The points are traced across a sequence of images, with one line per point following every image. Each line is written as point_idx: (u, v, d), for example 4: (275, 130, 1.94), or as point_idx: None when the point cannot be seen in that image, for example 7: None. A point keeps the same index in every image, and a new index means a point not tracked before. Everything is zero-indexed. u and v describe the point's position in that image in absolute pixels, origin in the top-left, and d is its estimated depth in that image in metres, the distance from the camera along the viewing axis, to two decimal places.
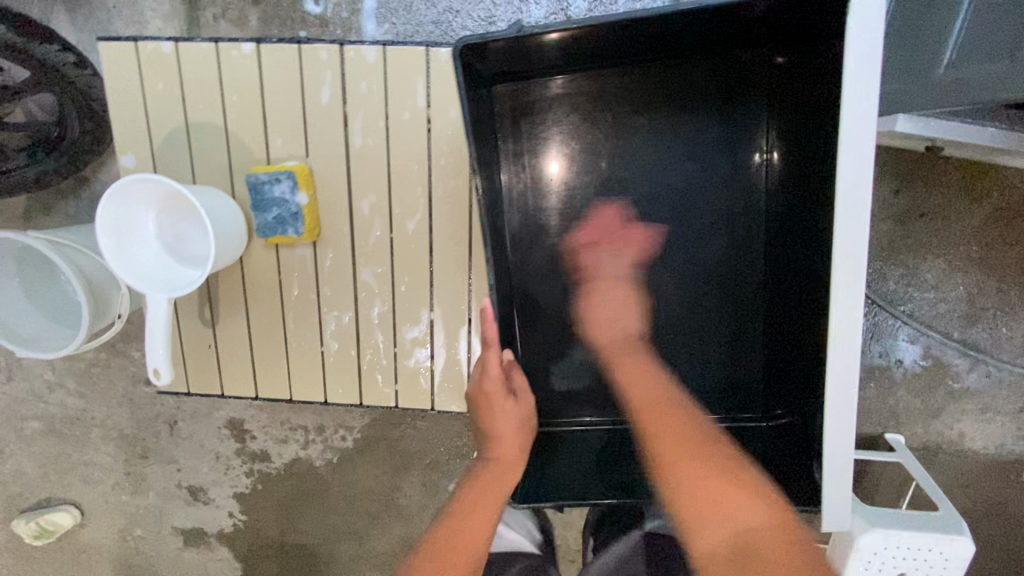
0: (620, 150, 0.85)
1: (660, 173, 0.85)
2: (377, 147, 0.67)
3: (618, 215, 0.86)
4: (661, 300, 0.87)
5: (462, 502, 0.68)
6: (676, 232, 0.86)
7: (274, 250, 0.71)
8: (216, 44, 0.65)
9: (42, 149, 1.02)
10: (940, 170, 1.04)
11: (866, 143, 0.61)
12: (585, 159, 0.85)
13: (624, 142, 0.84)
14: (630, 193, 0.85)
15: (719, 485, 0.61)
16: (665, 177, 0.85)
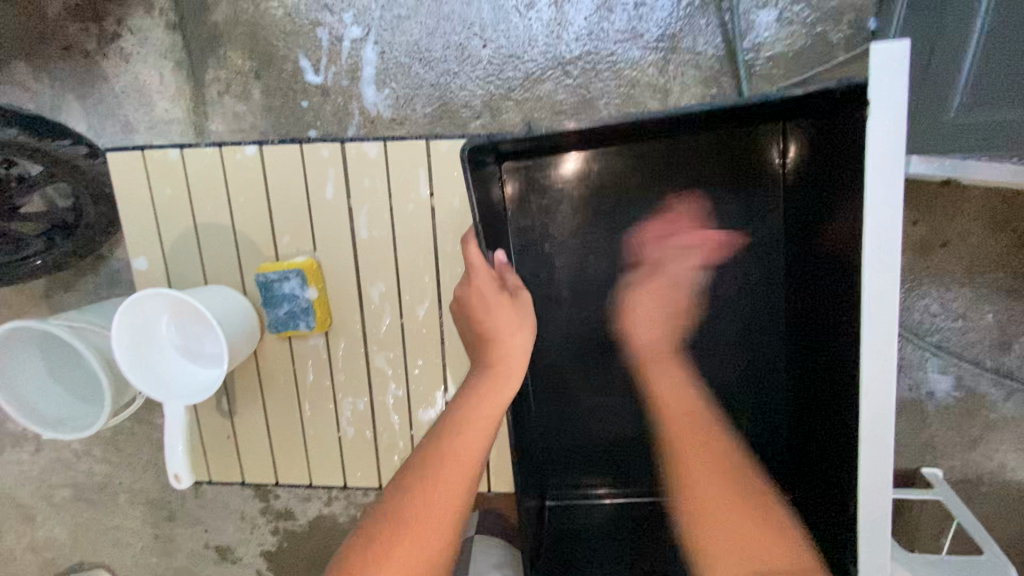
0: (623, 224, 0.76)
1: (657, 243, 0.75)
2: (382, 255, 0.67)
3: (616, 290, 0.77)
4: None
5: (406, 506, 0.54)
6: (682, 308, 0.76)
7: (287, 340, 0.71)
8: (220, 148, 0.66)
9: (59, 234, 1.04)
10: (960, 199, 1.01)
11: (894, 256, 0.48)
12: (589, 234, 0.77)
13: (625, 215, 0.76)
14: (628, 267, 0.77)
15: (736, 514, 0.61)
16: (661, 249, 0.75)
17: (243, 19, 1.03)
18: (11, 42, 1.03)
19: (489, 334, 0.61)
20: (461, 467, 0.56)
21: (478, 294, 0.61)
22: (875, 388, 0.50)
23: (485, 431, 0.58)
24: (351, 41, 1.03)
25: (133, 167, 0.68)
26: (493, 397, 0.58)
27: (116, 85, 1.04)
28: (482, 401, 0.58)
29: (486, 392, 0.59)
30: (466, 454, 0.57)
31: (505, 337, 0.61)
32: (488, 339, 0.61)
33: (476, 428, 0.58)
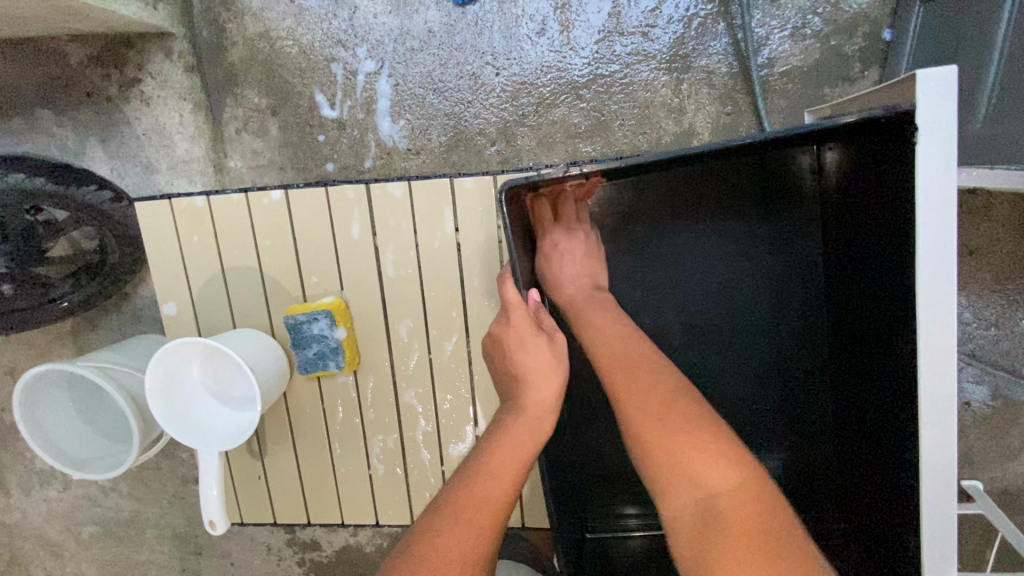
0: (656, 249, 0.76)
1: (694, 266, 0.75)
2: (408, 291, 0.67)
3: (655, 314, 0.77)
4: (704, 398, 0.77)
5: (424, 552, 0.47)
6: (718, 326, 0.76)
7: (316, 379, 0.70)
8: (245, 193, 0.66)
9: (84, 275, 1.05)
10: (986, 205, 1.00)
11: (946, 269, 0.48)
12: (619, 259, 0.76)
13: (659, 241, 0.75)
14: (663, 291, 0.76)
15: (688, 454, 0.50)
16: (698, 270, 0.75)
17: (259, 58, 1.05)
18: (35, 90, 1.05)
19: (524, 375, 0.59)
20: (490, 511, 0.51)
21: (514, 334, 0.60)
22: (933, 421, 0.50)
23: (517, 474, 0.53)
24: (365, 74, 1.05)
25: (158, 214, 0.68)
26: (528, 439, 0.55)
27: (137, 127, 1.07)
28: (515, 445, 0.55)
29: (521, 435, 0.56)
30: (491, 501, 0.51)
31: (545, 379, 0.58)
32: (522, 380, 0.59)
33: (507, 469, 0.53)
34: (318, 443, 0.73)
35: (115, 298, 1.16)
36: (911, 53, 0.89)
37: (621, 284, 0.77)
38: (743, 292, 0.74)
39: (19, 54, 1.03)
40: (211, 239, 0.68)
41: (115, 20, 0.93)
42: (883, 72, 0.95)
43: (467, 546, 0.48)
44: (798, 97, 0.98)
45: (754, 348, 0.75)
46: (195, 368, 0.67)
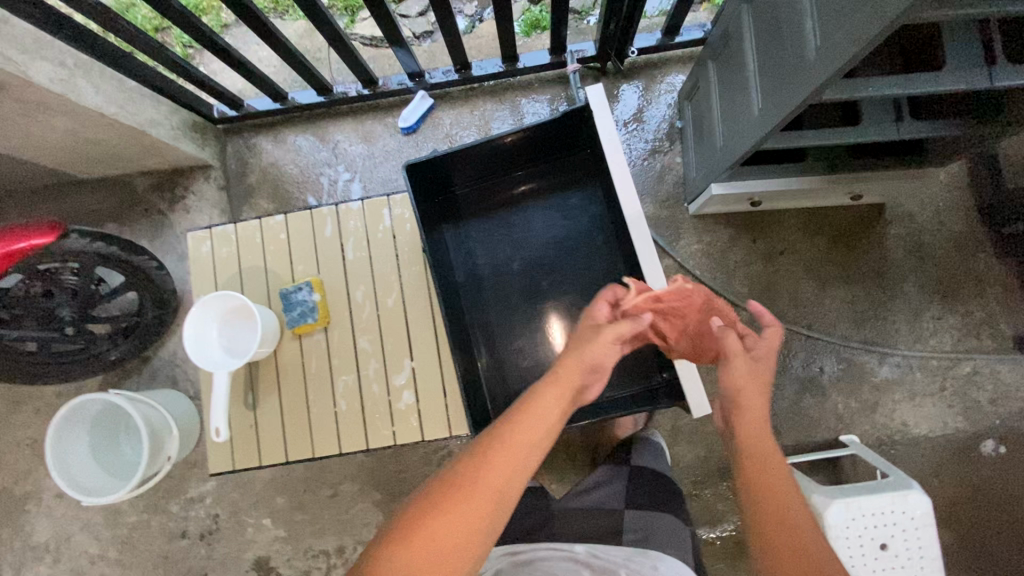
0: (507, 223, 1.03)
1: (539, 229, 1.02)
2: (362, 267, 1.00)
3: (521, 266, 1.01)
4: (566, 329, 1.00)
5: (496, 454, 0.66)
6: (562, 269, 1.01)
7: (298, 338, 0.99)
8: (260, 220, 1.04)
9: (120, 336, 1.37)
10: (780, 218, 1.40)
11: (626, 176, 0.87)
12: (482, 235, 1.02)
13: (507, 217, 1.02)
14: (519, 250, 1.02)
15: (792, 515, 0.67)
16: (541, 233, 1.02)
17: (270, 178, 1.53)
18: (108, 210, 1.49)
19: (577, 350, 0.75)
20: (536, 430, 0.69)
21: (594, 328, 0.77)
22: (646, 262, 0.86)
23: (544, 423, 0.69)
24: (343, 182, 1.52)
25: (198, 240, 1.04)
26: (562, 382, 0.72)
27: (178, 229, 1.49)
28: (548, 390, 0.72)
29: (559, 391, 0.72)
30: (536, 427, 0.69)
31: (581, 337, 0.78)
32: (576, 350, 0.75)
33: (553, 401, 0.71)
34: (299, 388, 0.99)
35: (139, 361, 1.45)
36: (691, 129, 1.39)
37: (487, 252, 1.02)
38: (575, 245, 1.01)
39: (102, 186, 1.49)
40: (235, 252, 1.03)
41: (178, 157, 1.41)
42: (683, 145, 1.45)
43: (499, 476, 0.66)
44: (633, 165, 1.47)
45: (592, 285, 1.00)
46: (214, 331, 0.93)
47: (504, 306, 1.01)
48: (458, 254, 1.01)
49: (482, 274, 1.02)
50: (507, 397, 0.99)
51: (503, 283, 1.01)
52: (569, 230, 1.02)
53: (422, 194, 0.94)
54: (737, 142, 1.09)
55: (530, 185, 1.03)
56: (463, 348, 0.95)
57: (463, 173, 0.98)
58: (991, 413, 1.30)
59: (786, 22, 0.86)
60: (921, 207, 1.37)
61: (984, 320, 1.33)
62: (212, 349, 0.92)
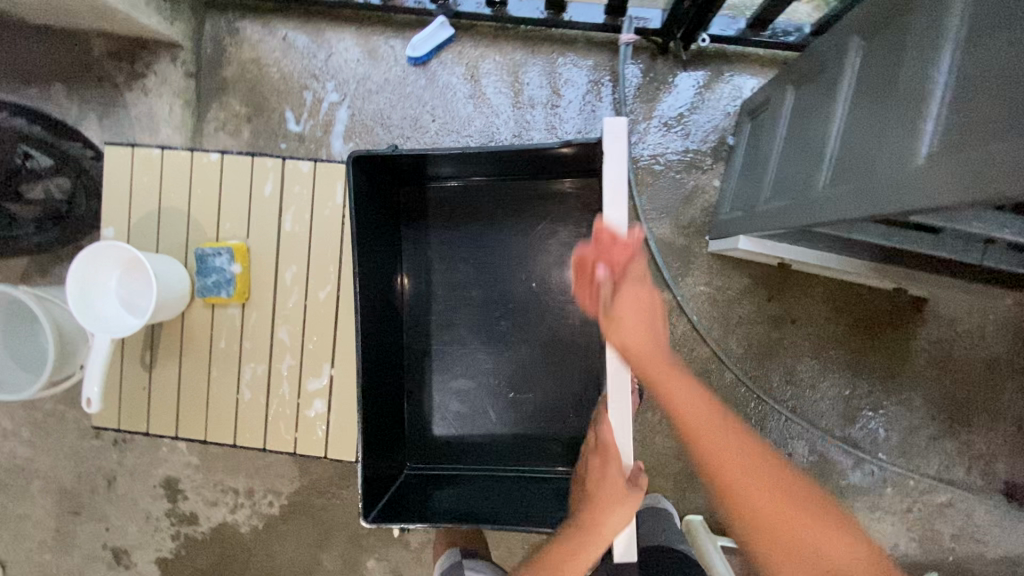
0: (485, 236, 0.88)
1: (516, 253, 0.88)
2: (297, 245, 0.84)
3: (487, 290, 0.88)
4: (516, 371, 0.88)
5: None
6: (533, 304, 0.87)
7: (210, 307, 0.85)
8: (191, 153, 0.85)
9: (48, 222, 1.23)
10: (806, 284, 1.22)
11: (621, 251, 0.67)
12: (454, 241, 0.89)
13: (487, 229, 0.88)
14: (487, 271, 0.88)
15: (805, 528, 0.65)
16: (519, 258, 0.88)
17: (247, 78, 1.30)
18: (56, 68, 1.28)
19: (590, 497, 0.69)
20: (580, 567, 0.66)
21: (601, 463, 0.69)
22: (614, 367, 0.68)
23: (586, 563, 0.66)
24: (329, 103, 1.30)
25: (118, 157, 0.86)
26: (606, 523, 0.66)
27: (132, 111, 1.29)
28: (588, 536, 0.66)
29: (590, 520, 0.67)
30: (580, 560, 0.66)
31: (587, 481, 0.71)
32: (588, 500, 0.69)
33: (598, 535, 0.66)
34: (203, 362, 0.86)
35: None
36: (741, 152, 1.16)
37: (454, 263, 0.89)
38: (552, 283, 0.87)
39: (54, 38, 1.27)
40: (157, 184, 0.86)
41: (138, 27, 1.18)
42: (726, 167, 1.22)
43: None
44: (662, 175, 1.25)
45: (560, 334, 0.87)
46: (111, 279, 0.80)
47: (455, 328, 0.89)
48: (420, 257, 0.89)
49: (437, 286, 0.89)
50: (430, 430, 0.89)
51: (459, 302, 0.88)
52: (553, 264, 0.87)
53: (376, 176, 0.79)
54: (782, 206, 0.88)
55: (516, 194, 0.87)
56: (389, 369, 0.83)
57: (441, 167, 0.81)
58: (948, 549, 1.21)
59: (899, 99, 0.63)
60: (966, 314, 1.18)
61: (982, 454, 1.20)
62: (104, 287, 0.79)
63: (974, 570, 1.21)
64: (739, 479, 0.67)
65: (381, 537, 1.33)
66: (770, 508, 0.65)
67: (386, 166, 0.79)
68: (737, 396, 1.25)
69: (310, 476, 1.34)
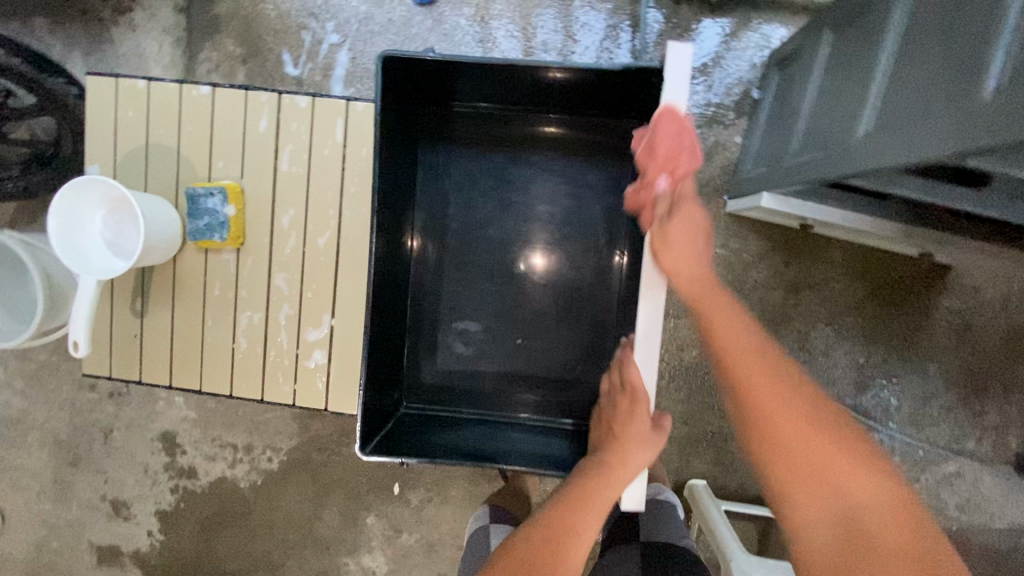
0: (501, 170, 0.82)
1: (529, 196, 0.82)
2: (294, 186, 0.78)
3: (497, 233, 0.82)
4: (527, 321, 0.83)
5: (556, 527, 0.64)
6: (548, 251, 0.82)
7: (203, 252, 0.81)
8: (180, 85, 0.79)
9: (36, 165, 1.15)
10: (825, 248, 1.17)
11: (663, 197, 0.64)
12: (469, 172, 0.82)
13: (503, 163, 0.82)
14: (498, 213, 0.82)
15: (832, 481, 0.56)
16: (531, 201, 0.82)
17: (241, 14, 1.22)
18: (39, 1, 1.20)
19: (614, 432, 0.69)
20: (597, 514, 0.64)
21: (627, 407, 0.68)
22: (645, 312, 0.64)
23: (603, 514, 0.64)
24: (329, 44, 1.22)
25: (101, 88, 0.80)
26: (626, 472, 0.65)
27: (119, 48, 1.21)
28: (605, 486, 0.64)
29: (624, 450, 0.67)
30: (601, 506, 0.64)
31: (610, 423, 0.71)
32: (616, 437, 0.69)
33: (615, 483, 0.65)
34: (197, 309, 0.82)
35: None
36: (767, 104, 1.09)
37: (463, 198, 0.82)
38: (568, 228, 0.82)
39: None
40: (144, 120, 0.80)
41: None
42: (749, 122, 1.15)
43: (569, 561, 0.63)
44: None
45: (574, 285, 0.82)
46: (96, 216, 0.74)
47: (464, 273, 0.83)
48: (430, 191, 0.82)
49: (445, 225, 0.83)
50: (432, 380, 0.83)
51: (467, 244, 0.83)
52: (570, 210, 0.82)
53: (404, 93, 0.72)
54: (811, 158, 0.83)
55: (537, 124, 0.81)
56: (395, 318, 0.79)
57: (467, 85, 0.75)
58: (952, 518, 1.20)
59: (962, 29, 0.57)
60: (991, 283, 1.14)
61: (994, 425, 1.18)
62: (91, 219, 0.74)
63: (977, 539, 1.20)
64: (804, 487, 0.57)
65: (381, 495, 1.33)
66: (819, 455, 0.57)
67: (409, 75, 0.71)
68: None
69: (309, 433, 1.32)
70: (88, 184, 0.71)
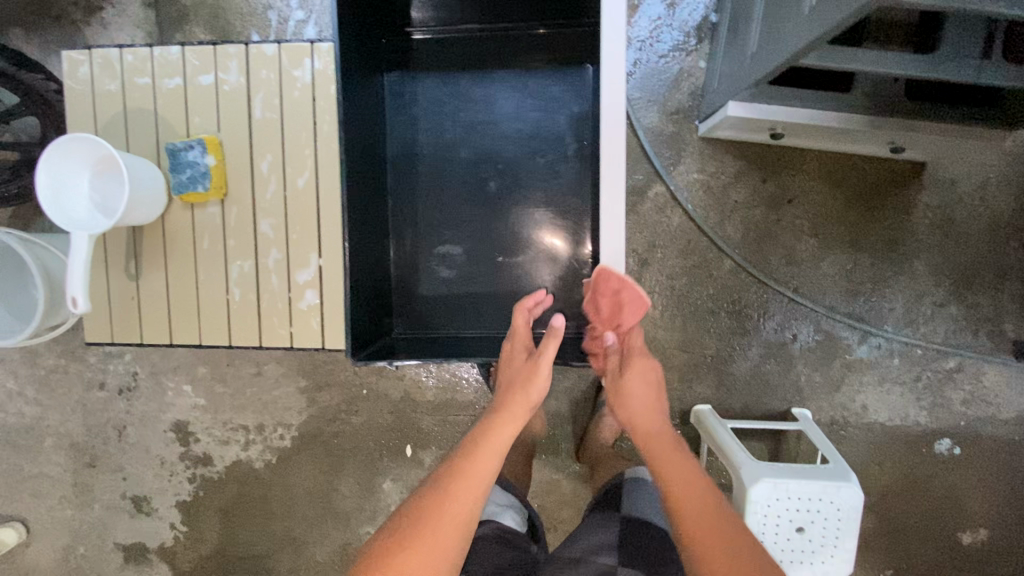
0: (468, 93, 0.86)
1: (496, 116, 0.86)
2: (269, 131, 0.81)
3: (469, 155, 0.86)
4: (507, 236, 0.86)
5: (457, 466, 0.66)
6: (521, 167, 0.86)
7: (189, 207, 0.83)
8: (151, 47, 0.82)
9: (24, 168, 1.17)
10: (800, 159, 1.19)
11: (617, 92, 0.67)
12: (438, 98, 0.86)
13: (469, 86, 0.86)
14: (468, 136, 0.86)
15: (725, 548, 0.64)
16: (499, 121, 0.86)
17: (208, 2, 1.25)
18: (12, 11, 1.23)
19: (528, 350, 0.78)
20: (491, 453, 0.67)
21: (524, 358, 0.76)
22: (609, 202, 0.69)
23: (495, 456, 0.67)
24: (296, 21, 1.25)
25: (76, 60, 0.83)
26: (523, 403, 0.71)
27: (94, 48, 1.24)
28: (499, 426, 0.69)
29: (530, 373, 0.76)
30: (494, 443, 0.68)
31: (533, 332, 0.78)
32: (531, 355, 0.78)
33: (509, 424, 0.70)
34: (189, 266, 0.85)
35: None
36: (725, 21, 1.12)
37: (434, 123, 0.86)
38: (536, 143, 0.85)
39: None
40: (120, 86, 0.83)
41: None
42: (711, 45, 1.18)
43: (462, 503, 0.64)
44: (646, 61, 1.20)
45: (548, 197, 0.85)
46: (83, 180, 0.77)
47: (443, 198, 0.87)
48: (402, 120, 0.87)
49: (419, 153, 0.87)
50: (420, 304, 0.88)
51: (443, 170, 0.87)
52: (536, 125, 0.85)
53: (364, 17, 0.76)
54: (768, 50, 0.85)
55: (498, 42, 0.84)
56: (376, 238, 0.82)
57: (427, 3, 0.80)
58: (958, 413, 1.21)
59: None
60: (967, 174, 1.16)
61: (988, 315, 1.19)
62: (76, 178, 0.77)
63: (985, 431, 1.21)
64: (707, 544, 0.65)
65: (395, 459, 1.34)
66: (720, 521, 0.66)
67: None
68: (738, 283, 1.23)
69: (318, 405, 1.35)
70: (75, 142, 0.74)
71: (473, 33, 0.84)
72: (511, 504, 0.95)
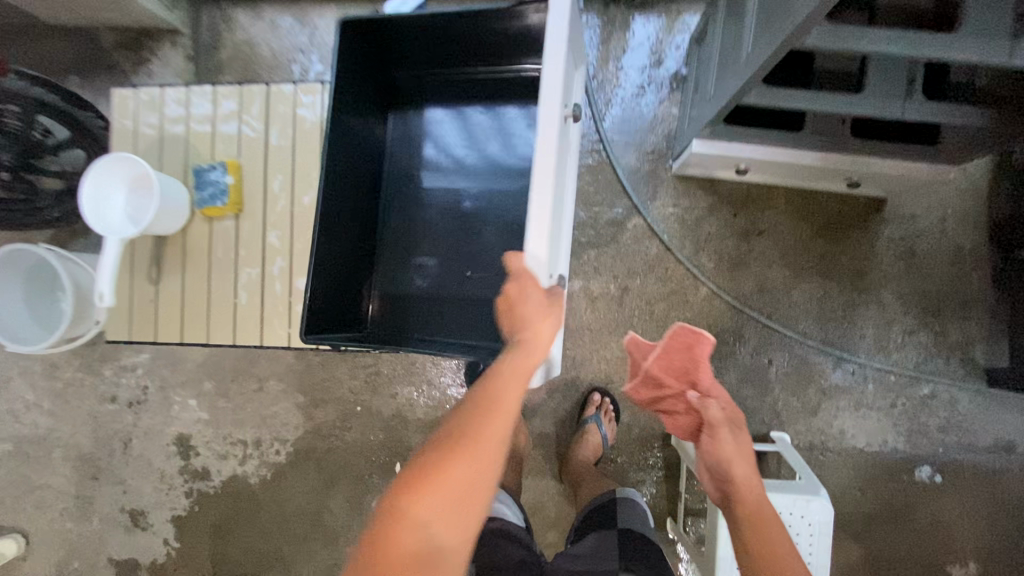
0: (449, 130, 1.04)
1: (472, 150, 1.02)
2: (282, 156, 0.94)
3: (448, 184, 1.02)
4: (477, 252, 1.00)
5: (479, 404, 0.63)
6: (492, 194, 1.01)
7: (208, 220, 0.95)
8: (187, 86, 0.96)
9: (67, 195, 1.31)
10: (766, 195, 1.28)
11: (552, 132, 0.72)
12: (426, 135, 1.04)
13: (452, 124, 1.04)
14: (448, 168, 1.03)
15: None
16: (474, 155, 1.02)
17: (241, 57, 1.44)
18: (73, 63, 1.43)
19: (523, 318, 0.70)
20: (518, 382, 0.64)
21: (518, 291, 0.72)
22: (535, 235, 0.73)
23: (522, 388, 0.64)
24: (315, 73, 1.42)
25: (123, 96, 0.97)
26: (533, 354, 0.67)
27: None
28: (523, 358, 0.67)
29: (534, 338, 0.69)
30: (521, 373, 0.65)
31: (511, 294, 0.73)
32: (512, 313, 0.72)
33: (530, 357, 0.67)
34: (204, 272, 0.95)
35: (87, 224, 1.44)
36: (693, 74, 1.26)
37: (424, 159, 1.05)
38: (505, 174, 1.01)
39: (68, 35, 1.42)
40: (158, 118, 0.97)
41: (146, 16, 1.34)
42: (682, 95, 1.32)
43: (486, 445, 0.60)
44: (624, 108, 1.34)
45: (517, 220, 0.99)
46: (120, 194, 0.90)
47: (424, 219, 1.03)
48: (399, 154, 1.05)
49: (407, 180, 1.04)
50: (396, 308, 1.03)
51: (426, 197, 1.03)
52: (506, 160, 1.01)
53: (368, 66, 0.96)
54: (719, 94, 0.97)
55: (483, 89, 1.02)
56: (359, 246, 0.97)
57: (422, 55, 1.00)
58: (936, 440, 1.23)
59: None
60: (926, 209, 1.24)
61: (958, 343, 1.24)
62: (113, 192, 0.89)
63: (965, 459, 1.22)
64: None
65: (384, 476, 1.38)
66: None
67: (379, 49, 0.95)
68: (714, 308, 1.30)
69: (314, 421, 1.40)
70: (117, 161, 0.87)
71: (465, 77, 1.02)
72: (511, 507, 1.00)
